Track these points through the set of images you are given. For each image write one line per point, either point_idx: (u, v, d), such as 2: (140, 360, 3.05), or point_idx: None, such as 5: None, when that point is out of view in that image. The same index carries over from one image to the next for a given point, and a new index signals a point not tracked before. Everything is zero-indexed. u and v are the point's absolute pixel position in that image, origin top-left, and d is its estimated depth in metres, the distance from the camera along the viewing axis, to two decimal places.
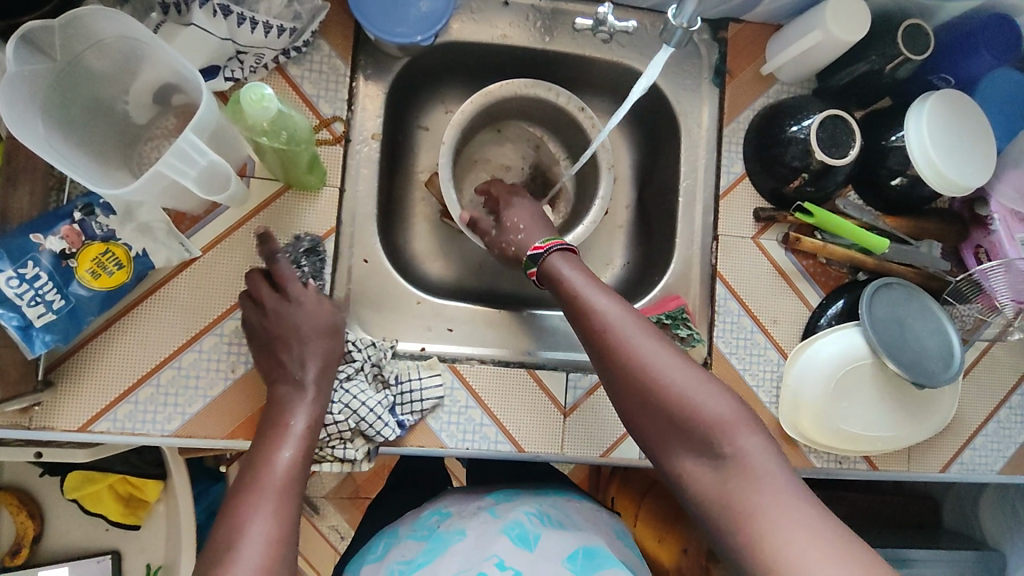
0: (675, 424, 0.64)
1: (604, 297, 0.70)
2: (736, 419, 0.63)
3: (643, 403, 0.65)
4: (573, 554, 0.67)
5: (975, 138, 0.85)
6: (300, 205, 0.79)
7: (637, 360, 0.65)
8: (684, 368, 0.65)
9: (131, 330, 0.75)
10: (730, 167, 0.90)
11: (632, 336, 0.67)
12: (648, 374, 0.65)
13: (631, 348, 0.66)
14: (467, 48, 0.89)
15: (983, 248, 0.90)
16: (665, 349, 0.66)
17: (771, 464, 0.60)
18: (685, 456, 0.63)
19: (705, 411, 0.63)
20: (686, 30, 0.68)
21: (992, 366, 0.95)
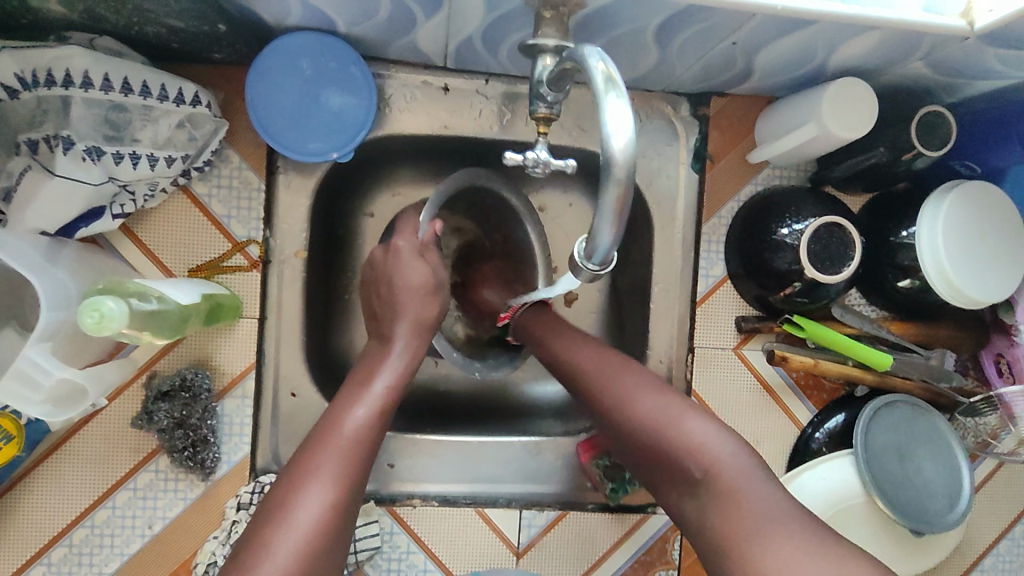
0: (666, 469, 0.57)
1: (584, 351, 0.67)
2: (735, 455, 0.54)
3: (631, 431, 0.60)
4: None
5: (1001, 243, 0.72)
6: (214, 342, 0.71)
7: (628, 419, 0.60)
8: (657, 392, 0.60)
9: (37, 488, 0.68)
10: (709, 270, 0.79)
11: (625, 397, 0.61)
12: (627, 411, 0.60)
13: (619, 401, 0.61)
14: (406, 138, 0.76)
15: (1005, 358, 0.78)
16: (652, 394, 0.60)
17: (793, 517, 0.50)
18: (678, 494, 0.57)
19: (701, 446, 0.55)
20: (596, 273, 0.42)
21: (1007, 478, 0.84)
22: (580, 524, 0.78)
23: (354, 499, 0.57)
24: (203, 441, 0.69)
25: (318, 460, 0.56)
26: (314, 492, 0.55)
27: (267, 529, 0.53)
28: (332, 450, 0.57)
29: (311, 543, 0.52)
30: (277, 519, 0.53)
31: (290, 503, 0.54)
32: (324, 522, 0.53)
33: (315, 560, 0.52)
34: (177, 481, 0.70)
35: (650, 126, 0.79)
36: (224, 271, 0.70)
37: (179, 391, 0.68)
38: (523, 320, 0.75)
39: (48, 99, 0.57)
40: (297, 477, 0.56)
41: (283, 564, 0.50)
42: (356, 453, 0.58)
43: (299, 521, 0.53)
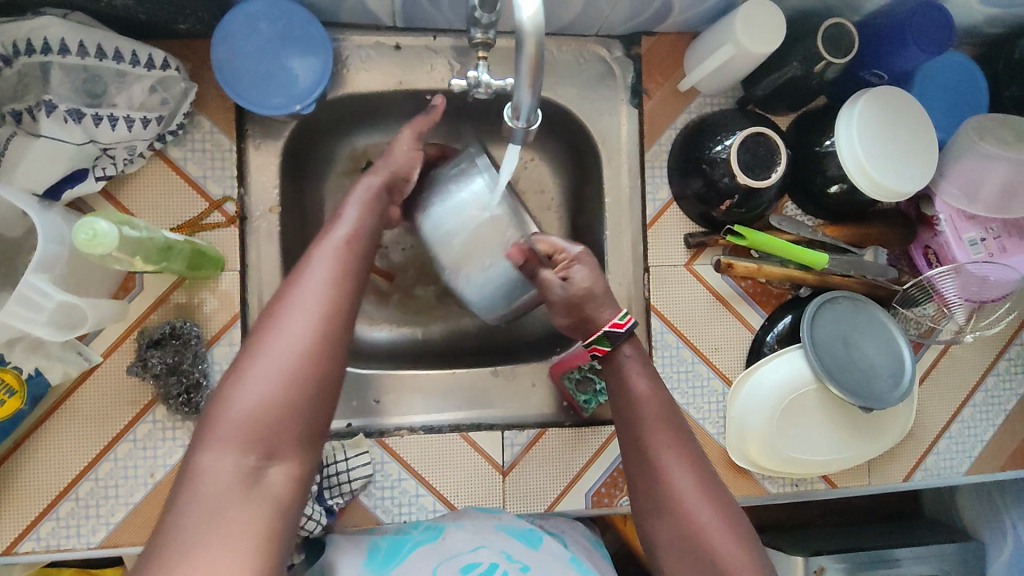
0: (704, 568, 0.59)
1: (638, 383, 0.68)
2: (717, 521, 0.60)
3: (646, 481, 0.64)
4: (574, 559, 0.69)
5: (914, 139, 0.79)
6: (200, 295, 0.75)
7: (653, 467, 0.64)
8: (706, 488, 0.62)
9: (43, 446, 0.72)
10: (655, 194, 0.86)
11: (685, 495, 0.62)
12: (666, 487, 0.63)
13: (654, 460, 0.64)
14: (365, 97, 0.82)
15: (932, 249, 0.85)
16: (671, 443, 0.65)
17: None
18: None
19: (700, 525, 0.60)
20: (526, 126, 0.55)
21: (952, 367, 0.90)
22: (560, 441, 0.82)
23: (347, 307, 0.56)
24: (196, 386, 0.73)
25: (299, 288, 0.55)
26: (303, 304, 0.54)
27: (260, 336, 0.53)
28: (326, 283, 0.55)
29: (309, 360, 0.52)
30: (268, 327, 0.53)
31: (281, 314, 0.53)
32: (315, 341, 0.52)
33: (313, 363, 0.52)
34: (175, 429, 0.74)
35: (589, 68, 0.87)
36: (204, 229, 0.75)
37: (169, 338, 0.72)
38: (619, 360, 0.71)
39: (29, 67, 0.64)
40: (284, 295, 0.55)
41: (280, 365, 0.51)
42: (341, 291, 0.56)
43: (290, 332, 0.52)
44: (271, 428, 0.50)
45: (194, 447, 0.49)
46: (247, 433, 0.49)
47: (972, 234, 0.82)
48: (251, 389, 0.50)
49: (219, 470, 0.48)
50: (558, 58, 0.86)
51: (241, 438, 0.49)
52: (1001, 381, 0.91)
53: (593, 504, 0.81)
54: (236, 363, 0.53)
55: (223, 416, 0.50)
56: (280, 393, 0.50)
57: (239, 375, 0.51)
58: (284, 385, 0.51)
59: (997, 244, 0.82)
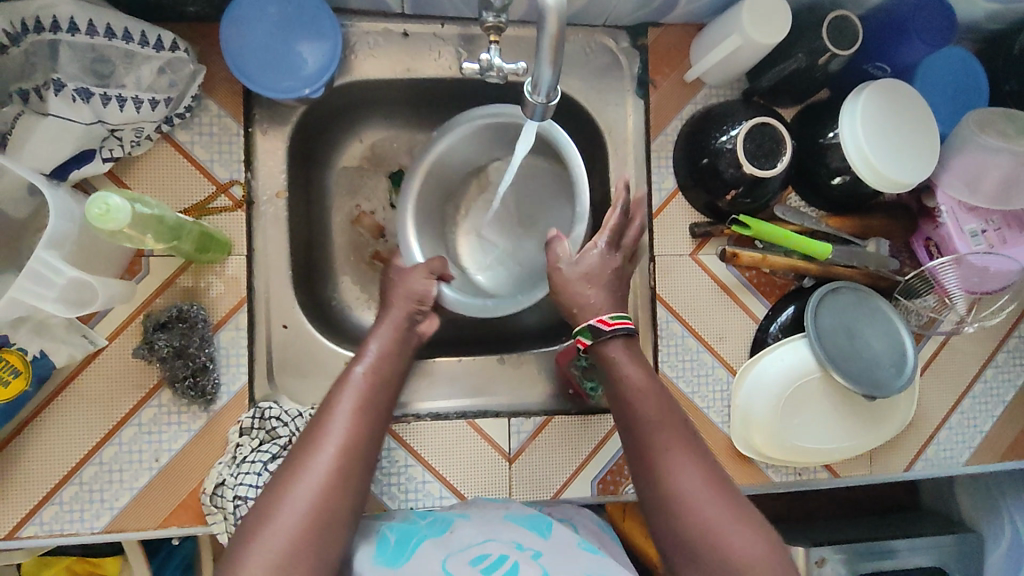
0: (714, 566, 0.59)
1: (645, 407, 0.68)
2: (726, 515, 0.61)
3: (660, 499, 0.63)
4: (587, 544, 0.67)
5: (916, 131, 0.80)
6: (206, 279, 0.75)
7: (657, 470, 0.64)
8: (712, 486, 0.63)
9: (47, 430, 0.71)
10: (661, 183, 0.86)
11: (692, 494, 0.62)
12: (672, 487, 0.63)
13: (657, 461, 0.65)
14: (373, 84, 0.83)
15: (933, 241, 0.86)
16: (687, 456, 0.64)
17: None
18: None
19: (728, 539, 0.60)
20: (546, 103, 0.55)
21: (953, 358, 0.91)
22: (566, 429, 0.82)
23: (369, 443, 0.62)
24: (203, 369, 0.73)
25: (326, 429, 0.61)
26: (335, 433, 0.60)
27: (286, 480, 0.57)
28: (348, 423, 0.62)
29: (336, 481, 0.58)
30: (292, 479, 0.57)
31: (305, 461, 0.58)
32: (337, 480, 0.58)
33: (339, 487, 0.58)
34: (180, 414, 0.74)
35: (595, 59, 0.87)
36: (210, 212, 0.75)
37: (176, 320, 0.72)
38: (613, 362, 0.71)
39: (37, 46, 0.63)
40: (311, 437, 0.60)
41: (305, 501, 0.56)
42: (364, 418, 0.63)
43: (319, 463, 0.58)
44: (305, 549, 0.54)
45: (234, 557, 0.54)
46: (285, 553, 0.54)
47: (973, 225, 0.83)
48: (283, 519, 0.55)
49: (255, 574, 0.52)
50: (565, 48, 0.86)
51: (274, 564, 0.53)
52: (1000, 372, 0.92)
53: (599, 491, 0.82)
54: (264, 495, 0.57)
55: (252, 541, 0.54)
56: (306, 522, 0.55)
57: (263, 518, 0.55)
58: (314, 511, 0.56)
59: (998, 236, 0.83)
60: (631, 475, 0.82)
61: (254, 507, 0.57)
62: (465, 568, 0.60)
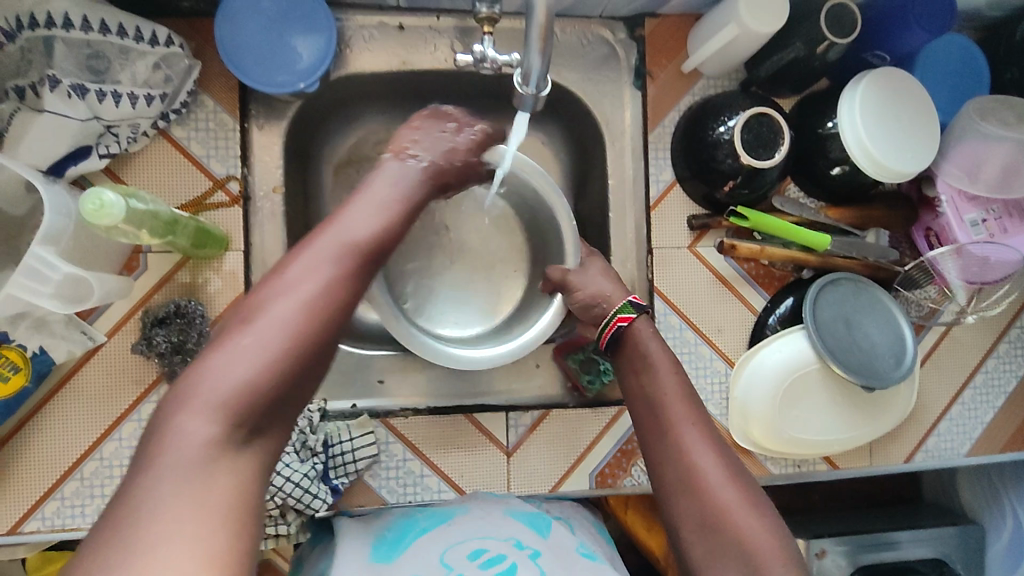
0: (726, 545, 0.60)
1: (696, 434, 0.66)
2: (740, 499, 0.63)
3: (698, 512, 0.63)
4: (585, 549, 0.70)
5: (915, 120, 0.79)
6: (204, 274, 0.75)
7: (676, 444, 0.66)
8: (728, 465, 0.65)
9: (47, 426, 0.72)
10: (658, 175, 0.86)
11: (707, 469, 0.64)
12: (691, 463, 0.65)
13: (677, 435, 0.67)
14: (369, 78, 0.83)
15: (933, 231, 0.85)
16: (708, 443, 0.66)
17: None
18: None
19: (741, 518, 0.61)
20: (536, 92, 0.56)
21: (953, 349, 0.91)
22: (564, 423, 0.82)
23: (342, 310, 0.57)
24: None
25: (299, 263, 0.56)
26: (304, 280, 0.55)
27: (245, 318, 0.53)
28: (326, 265, 0.57)
29: (303, 331, 0.53)
30: (259, 309, 0.53)
31: (272, 296, 0.54)
32: (306, 323, 0.54)
33: (303, 339, 0.53)
34: None
35: (592, 50, 0.87)
36: (208, 208, 0.75)
37: (174, 317, 0.72)
38: (638, 335, 0.75)
39: (32, 42, 0.64)
40: (282, 270, 0.56)
41: (260, 347, 0.52)
42: (349, 267, 0.58)
43: (283, 306, 0.54)
44: (249, 411, 0.50)
45: (170, 411, 0.49)
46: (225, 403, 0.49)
47: (973, 214, 0.83)
48: (237, 358, 0.51)
49: (192, 437, 0.47)
50: (561, 39, 0.86)
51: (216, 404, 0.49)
52: (1002, 364, 0.92)
53: (597, 484, 0.82)
54: (222, 333, 0.53)
55: (203, 377, 0.50)
56: (259, 367, 0.51)
57: (218, 353, 0.51)
58: (266, 365, 0.51)
59: (999, 225, 0.83)
60: (629, 468, 0.82)
61: (212, 339, 0.53)
62: (464, 562, 0.63)
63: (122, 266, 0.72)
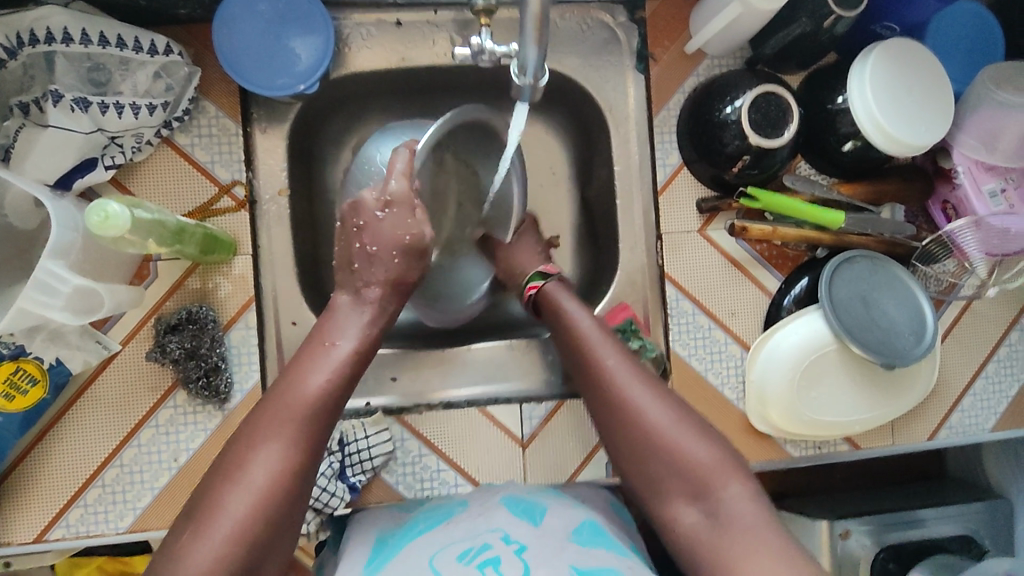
0: (678, 476, 0.63)
1: (635, 385, 0.67)
2: (680, 425, 0.65)
3: (675, 475, 0.63)
4: (580, 537, 0.63)
5: (929, 90, 0.77)
6: (214, 280, 0.75)
7: (614, 397, 0.67)
8: (667, 405, 0.66)
9: (68, 434, 0.73)
10: (665, 159, 0.85)
11: (642, 406, 0.66)
12: (631, 411, 0.66)
13: (611, 383, 0.68)
14: (370, 77, 0.82)
15: (950, 203, 0.83)
16: (643, 383, 0.67)
17: (758, 512, 0.59)
18: (679, 504, 0.63)
19: (682, 445, 0.63)
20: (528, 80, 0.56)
21: (975, 323, 0.89)
22: (578, 412, 0.82)
23: (307, 474, 0.62)
24: (215, 369, 0.74)
25: (267, 429, 0.61)
26: (270, 452, 0.60)
27: (219, 489, 0.58)
28: (290, 425, 0.61)
29: (268, 501, 0.58)
30: (232, 477, 0.59)
31: (241, 466, 0.59)
32: (277, 485, 0.59)
33: (273, 505, 0.59)
34: (196, 413, 0.75)
35: (593, 35, 0.86)
36: (215, 214, 0.75)
37: (186, 323, 0.73)
38: (556, 297, 0.77)
39: (34, 58, 0.65)
40: (251, 438, 0.61)
41: (227, 526, 0.56)
42: (313, 419, 0.63)
43: (251, 478, 0.59)
44: None
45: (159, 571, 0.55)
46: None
47: (991, 184, 0.81)
48: (210, 539, 0.56)
49: None
50: (561, 26, 0.85)
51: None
52: None
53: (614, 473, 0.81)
54: (195, 509, 0.58)
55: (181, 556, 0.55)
56: (230, 545, 0.56)
57: (192, 536, 0.56)
58: (230, 549, 0.56)
59: (1019, 194, 0.80)
60: None
61: (187, 515, 0.58)
62: (451, 564, 0.59)
63: (132, 275, 0.73)
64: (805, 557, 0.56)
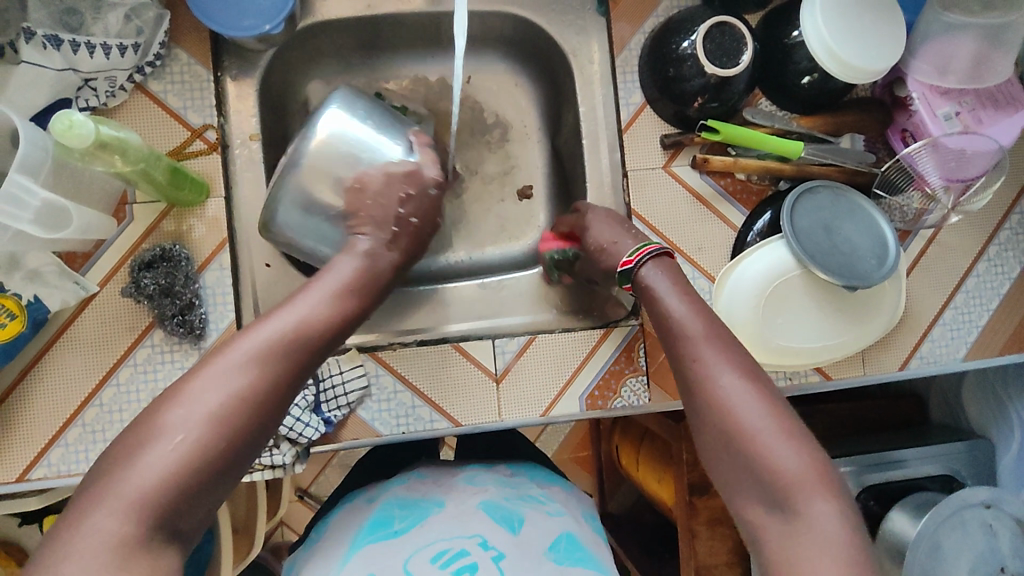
0: (759, 479, 0.56)
1: (730, 380, 0.60)
2: (774, 422, 0.58)
3: (751, 477, 0.57)
4: (555, 555, 0.66)
5: (879, 16, 0.79)
6: (188, 221, 0.77)
7: (706, 382, 0.61)
8: (766, 392, 0.60)
9: (48, 374, 0.75)
10: (628, 98, 0.86)
11: (733, 395, 0.59)
12: (725, 399, 0.59)
13: (699, 365, 0.62)
14: (338, 26, 0.85)
15: (908, 131, 0.85)
16: (733, 368, 0.61)
17: (845, 534, 0.53)
18: (754, 510, 0.56)
19: (766, 448, 0.56)
20: None
21: (943, 254, 0.90)
22: (549, 347, 0.83)
23: (276, 405, 0.56)
24: (189, 307, 0.75)
25: (232, 352, 0.55)
26: (231, 376, 0.54)
27: (169, 402, 0.52)
28: (260, 356, 0.55)
29: (225, 428, 0.52)
30: (185, 393, 0.52)
31: (193, 383, 0.53)
32: (236, 411, 0.53)
33: (232, 434, 0.52)
34: (172, 352, 0.76)
35: None
36: (188, 157, 0.77)
37: (160, 260, 0.75)
38: (650, 277, 0.71)
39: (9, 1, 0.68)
40: (217, 357, 0.55)
41: (174, 450, 0.50)
42: (283, 355, 0.56)
43: (204, 396, 0.52)
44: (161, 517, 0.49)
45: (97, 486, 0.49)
46: (126, 538, 0.47)
47: (946, 109, 0.83)
48: (153, 459, 0.49)
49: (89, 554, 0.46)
50: None
51: (118, 532, 0.47)
52: (993, 267, 0.90)
53: (587, 406, 0.83)
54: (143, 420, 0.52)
55: (116, 474, 0.49)
56: (175, 468, 0.49)
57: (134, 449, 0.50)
58: (176, 477, 0.49)
59: (974, 116, 0.83)
60: (618, 389, 0.83)
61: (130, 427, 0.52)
62: (426, 567, 0.63)
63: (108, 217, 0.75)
64: None
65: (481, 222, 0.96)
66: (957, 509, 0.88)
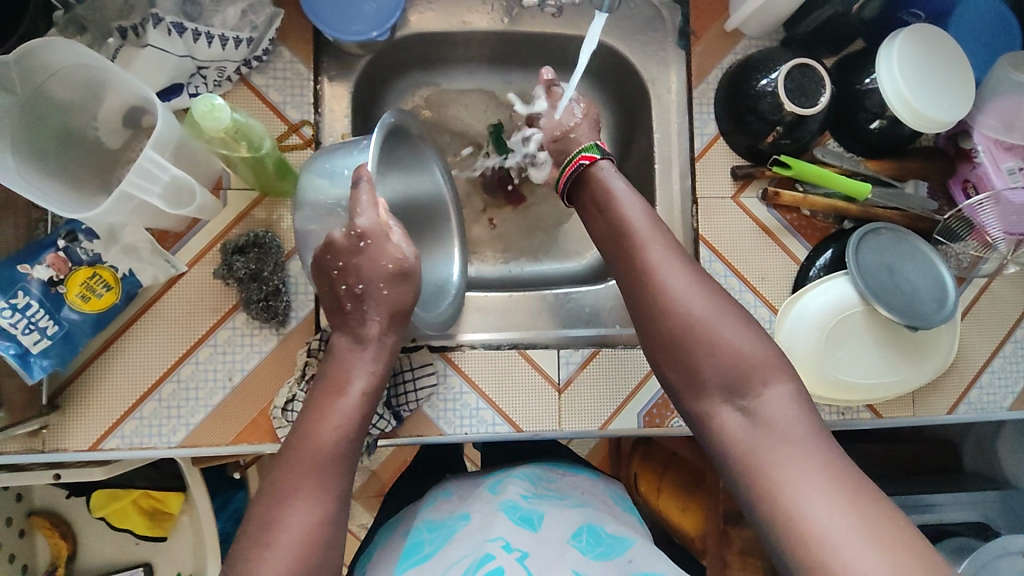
0: (722, 370, 0.60)
1: (675, 275, 0.64)
2: (720, 315, 0.63)
3: (710, 365, 0.61)
4: (581, 546, 0.65)
5: (951, 71, 0.83)
6: (278, 211, 0.80)
7: (654, 283, 0.65)
8: (708, 292, 0.64)
9: (130, 347, 0.76)
10: (703, 129, 0.90)
11: (680, 292, 0.64)
12: (674, 297, 0.64)
13: (647, 264, 0.66)
14: (431, 38, 0.89)
15: (971, 182, 0.89)
16: (681, 269, 0.65)
17: (796, 414, 0.58)
18: (716, 402, 0.61)
19: (716, 335, 0.62)
20: None
21: (994, 303, 0.92)
22: (612, 362, 0.85)
23: (340, 513, 0.58)
24: (275, 293, 0.78)
25: (297, 480, 0.57)
26: (302, 508, 0.56)
27: (255, 548, 0.54)
28: (314, 475, 0.57)
29: (310, 556, 0.54)
30: (265, 539, 0.54)
31: (273, 524, 0.55)
32: (314, 538, 0.55)
33: (317, 553, 0.55)
34: (253, 335, 0.78)
35: (638, 13, 0.92)
36: (284, 150, 0.80)
37: (252, 246, 0.77)
38: (605, 181, 0.73)
39: None
40: (286, 489, 0.56)
41: None
42: (334, 462, 0.59)
43: (286, 535, 0.54)
44: None
45: None
46: None
47: (1010, 163, 0.86)
48: None
49: None
50: None
51: None
52: None
53: (646, 423, 0.84)
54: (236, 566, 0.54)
55: None
56: None
57: None
58: None
59: None
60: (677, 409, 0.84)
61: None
62: None
63: None
64: (843, 458, 0.55)
65: (545, 235, 0.99)
66: (994, 556, 0.90)
